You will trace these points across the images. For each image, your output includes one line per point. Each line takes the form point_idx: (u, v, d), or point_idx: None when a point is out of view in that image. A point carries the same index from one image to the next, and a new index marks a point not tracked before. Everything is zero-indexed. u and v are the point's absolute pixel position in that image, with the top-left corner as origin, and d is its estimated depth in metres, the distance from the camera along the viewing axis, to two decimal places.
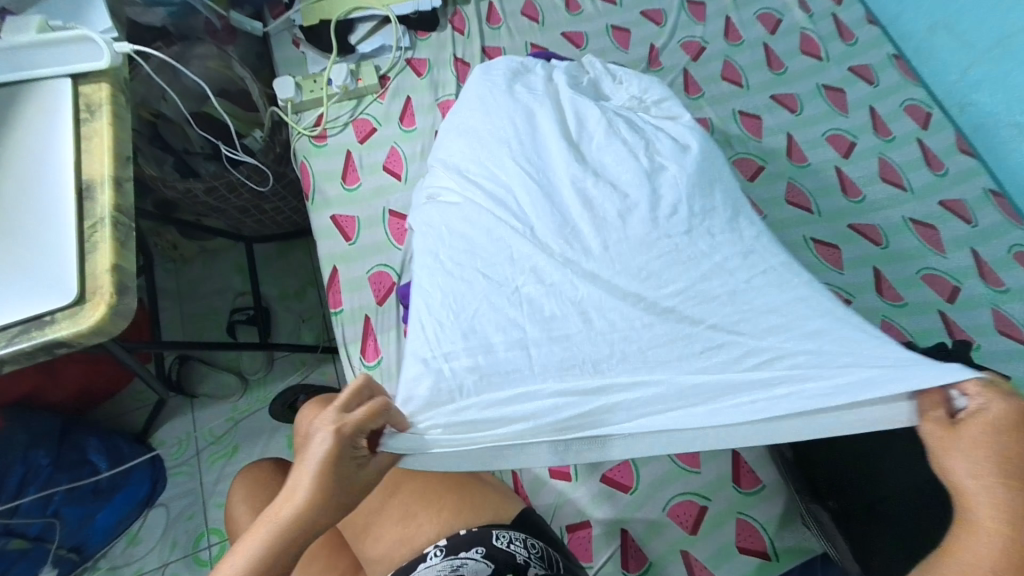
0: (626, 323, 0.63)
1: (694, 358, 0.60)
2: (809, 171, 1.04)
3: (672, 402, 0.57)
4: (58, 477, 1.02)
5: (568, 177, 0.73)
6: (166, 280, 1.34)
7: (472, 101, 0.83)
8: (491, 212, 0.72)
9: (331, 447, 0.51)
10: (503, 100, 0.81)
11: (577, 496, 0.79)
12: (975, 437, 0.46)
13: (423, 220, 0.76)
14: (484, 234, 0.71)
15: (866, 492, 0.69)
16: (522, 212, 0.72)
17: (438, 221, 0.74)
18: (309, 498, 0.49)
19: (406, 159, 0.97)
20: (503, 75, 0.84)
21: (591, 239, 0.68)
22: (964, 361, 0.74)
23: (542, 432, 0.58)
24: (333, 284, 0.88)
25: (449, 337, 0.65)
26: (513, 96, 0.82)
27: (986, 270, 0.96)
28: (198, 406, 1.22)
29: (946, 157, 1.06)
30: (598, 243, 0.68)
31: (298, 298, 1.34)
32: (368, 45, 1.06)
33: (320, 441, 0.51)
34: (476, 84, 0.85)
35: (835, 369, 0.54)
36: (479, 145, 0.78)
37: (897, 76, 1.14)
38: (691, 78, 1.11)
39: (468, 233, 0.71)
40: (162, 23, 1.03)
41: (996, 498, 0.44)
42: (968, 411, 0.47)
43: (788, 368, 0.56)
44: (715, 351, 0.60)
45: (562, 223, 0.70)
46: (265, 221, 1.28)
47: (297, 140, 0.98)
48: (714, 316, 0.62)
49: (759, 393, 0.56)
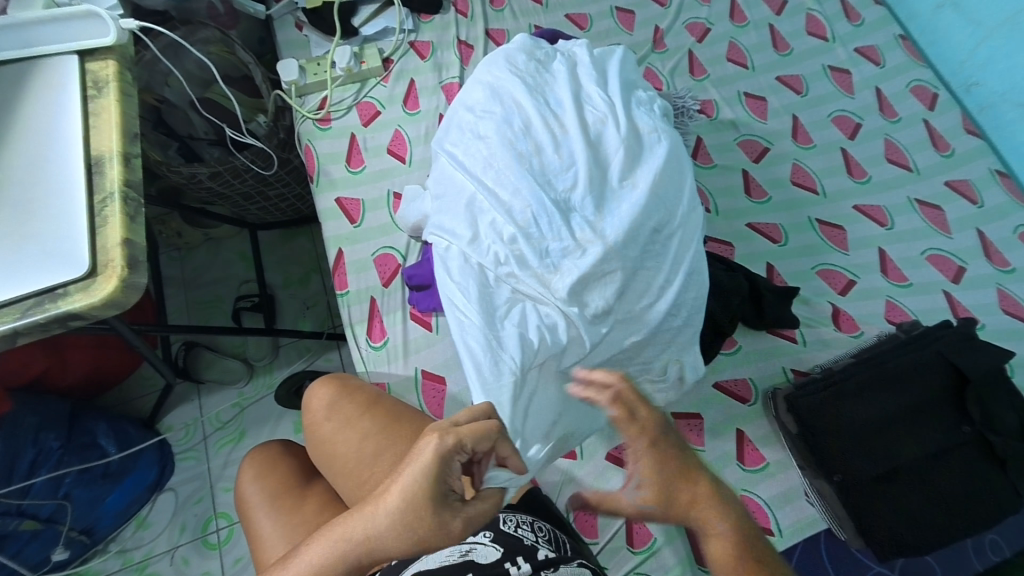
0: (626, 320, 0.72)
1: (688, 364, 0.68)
2: (814, 152, 1.03)
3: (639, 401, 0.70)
4: (67, 460, 1.02)
5: (569, 171, 0.74)
6: (171, 268, 1.34)
7: (485, 87, 0.82)
8: (497, 208, 0.74)
9: (431, 456, 0.51)
10: (517, 88, 0.79)
11: (583, 474, 0.80)
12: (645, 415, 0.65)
13: (436, 218, 0.78)
14: (492, 232, 0.73)
15: (875, 468, 0.70)
16: (526, 205, 0.73)
17: (450, 220, 0.76)
18: (398, 503, 0.52)
19: (410, 142, 0.97)
20: (517, 60, 0.82)
21: (589, 238, 0.71)
22: (970, 338, 0.75)
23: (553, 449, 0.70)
24: (338, 266, 0.89)
25: (487, 325, 0.70)
26: (527, 84, 0.80)
27: (991, 250, 0.96)
28: (204, 392, 1.23)
29: (952, 137, 1.06)
30: (596, 242, 0.70)
31: (302, 285, 1.35)
32: (370, 28, 1.05)
33: (432, 453, 0.51)
34: (489, 66, 0.83)
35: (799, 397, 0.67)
36: (491, 134, 0.77)
37: (904, 56, 1.13)
38: (695, 60, 1.10)
39: (479, 233, 0.74)
40: (164, 8, 1.02)
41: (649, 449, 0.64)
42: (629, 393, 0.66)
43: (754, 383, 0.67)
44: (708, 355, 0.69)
45: (563, 219, 0.71)
46: (269, 208, 1.27)
47: (301, 123, 0.98)
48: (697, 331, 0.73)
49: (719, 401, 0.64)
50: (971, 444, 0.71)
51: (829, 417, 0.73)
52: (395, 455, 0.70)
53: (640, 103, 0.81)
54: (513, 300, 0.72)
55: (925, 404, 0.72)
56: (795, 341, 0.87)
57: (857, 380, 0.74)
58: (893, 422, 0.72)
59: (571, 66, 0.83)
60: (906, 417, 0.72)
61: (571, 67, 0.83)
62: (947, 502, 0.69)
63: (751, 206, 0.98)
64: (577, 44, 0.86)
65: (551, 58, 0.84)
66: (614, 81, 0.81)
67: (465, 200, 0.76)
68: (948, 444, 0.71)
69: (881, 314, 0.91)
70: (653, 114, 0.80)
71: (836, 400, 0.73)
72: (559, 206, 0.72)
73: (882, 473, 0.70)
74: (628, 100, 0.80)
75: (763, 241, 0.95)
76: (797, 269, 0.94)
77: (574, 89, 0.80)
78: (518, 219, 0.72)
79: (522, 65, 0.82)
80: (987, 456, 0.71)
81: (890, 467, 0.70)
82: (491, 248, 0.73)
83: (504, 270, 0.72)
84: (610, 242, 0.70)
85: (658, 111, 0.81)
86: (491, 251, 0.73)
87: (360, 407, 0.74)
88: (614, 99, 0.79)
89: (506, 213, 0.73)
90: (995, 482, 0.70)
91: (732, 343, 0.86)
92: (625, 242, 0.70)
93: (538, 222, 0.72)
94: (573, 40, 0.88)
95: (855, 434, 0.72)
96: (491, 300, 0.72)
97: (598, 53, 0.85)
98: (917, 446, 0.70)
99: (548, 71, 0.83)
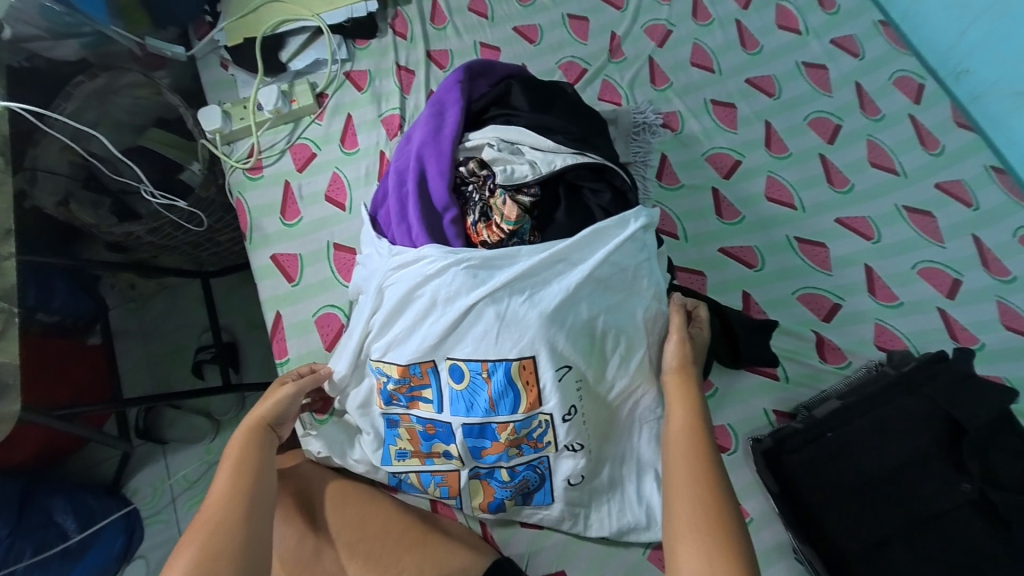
0: (486, 325, 0.61)
1: (533, 305, 0.60)
2: (790, 162, 0.95)
3: (526, 294, 0.60)
4: (20, 546, 0.94)
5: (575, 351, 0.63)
6: (127, 320, 1.28)
7: (395, 226, 0.66)
8: (453, 328, 0.61)
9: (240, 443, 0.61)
10: (429, 243, 0.62)
11: (553, 542, 0.75)
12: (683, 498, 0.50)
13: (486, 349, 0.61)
14: (450, 315, 0.61)
15: (875, 528, 0.62)
16: (481, 348, 0.61)
17: (495, 350, 0.61)
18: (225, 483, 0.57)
19: (349, 185, 0.90)
20: (446, 163, 0.64)
21: (485, 319, 0.60)
22: (966, 374, 0.67)
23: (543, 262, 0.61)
24: (276, 330, 0.82)
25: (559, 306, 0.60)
26: (452, 248, 0.62)
27: (989, 258, 0.88)
28: (170, 451, 1.18)
29: (941, 133, 0.97)
30: (505, 333, 0.60)
31: (264, 329, 1.29)
32: (301, 61, 0.97)
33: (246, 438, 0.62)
34: (411, 185, 0.65)
35: (544, 281, 0.61)
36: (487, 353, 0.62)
37: (885, 44, 1.04)
38: (656, 67, 1.01)
39: (476, 333, 0.61)
40: (79, 56, 0.94)
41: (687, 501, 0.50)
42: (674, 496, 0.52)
43: (541, 294, 0.60)
44: (523, 295, 0.60)
45: (482, 335, 0.61)
46: (221, 252, 1.19)
47: (230, 173, 0.91)
48: (522, 327, 0.60)
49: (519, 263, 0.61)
50: (968, 505, 0.63)
51: (715, 459, 0.53)
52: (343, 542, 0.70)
53: (580, 182, 0.66)
54: (483, 323, 0.61)
55: (907, 464, 0.65)
56: (776, 377, 0.81)
57: (838, 434, 0.66)
58: (877, 487, 0.64)
59: (496, 150, 0.65)
60: (894, 475, 0.64)
61: (488, 154, 0.65)
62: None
63: (722, 228, 0.90)
64: (478, 134, 0.68)
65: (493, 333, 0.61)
66: (516, 279, 0.60)
67: (432, 371, 0.64)
68: (941, 506, 0.63)
69: (870, 339, 0.83)
70: (602, 199, 0.66)
71: (722, 497, 0.49)
72: (500, 413, 0.63)
73: (869, 543, 0.62)
74: (563, 182, 0.66)
75: (737, 266, 0.88)
76: (776, 295, 0.86)
77: (497, 182, 0.63)
78: (460, 387, 0.64)
79: (450, 170, 0.65)
80: (991, 521, 0.62)
81: (882, 533, 0.62)
82: (463, 357, 0.62)
83: (472, 328, 0.61)
84: (508, 338, 0.60)
85: (606, 189, 0.66)
86: (447, 264, 0.60)
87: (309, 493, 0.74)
88: (543, 170, 0.64)
89: (446, 379, 0.64)
90: (1005, 551, 0.60)
91: (708, 385, 0.80)
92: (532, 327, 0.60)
93: (491, 402, 0.63)
94: (494, 118, 0.69)
95: (842, 501, 0.64)
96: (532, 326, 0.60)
97: (523, 118, 0.67)
98: (906, 511, 0.63)
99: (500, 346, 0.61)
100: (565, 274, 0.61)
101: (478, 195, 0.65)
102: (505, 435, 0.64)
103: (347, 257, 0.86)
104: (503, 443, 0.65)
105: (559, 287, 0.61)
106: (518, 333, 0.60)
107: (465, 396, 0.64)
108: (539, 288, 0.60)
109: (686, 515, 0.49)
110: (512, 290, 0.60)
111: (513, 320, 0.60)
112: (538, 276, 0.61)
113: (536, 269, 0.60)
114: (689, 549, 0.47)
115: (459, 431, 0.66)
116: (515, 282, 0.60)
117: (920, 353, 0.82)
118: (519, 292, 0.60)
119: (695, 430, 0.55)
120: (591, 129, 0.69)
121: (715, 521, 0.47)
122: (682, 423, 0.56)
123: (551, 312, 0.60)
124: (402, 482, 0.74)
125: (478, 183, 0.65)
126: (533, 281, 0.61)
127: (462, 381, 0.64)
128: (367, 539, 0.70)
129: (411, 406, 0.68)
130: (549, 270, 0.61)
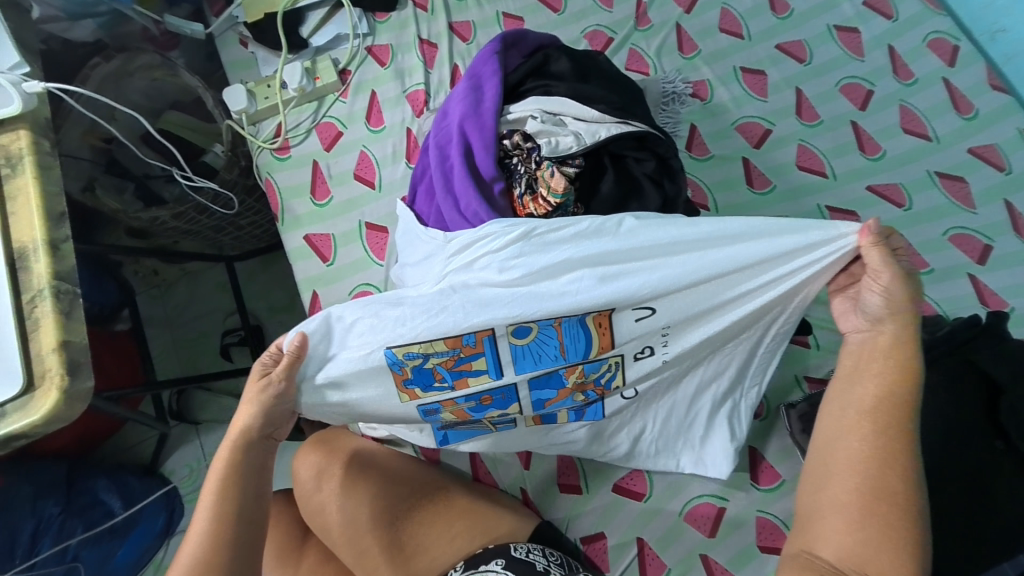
0: (554, 286, 0.59)
1: (597, 264, 0.59)
2: (820, 130, 0.93)
3: (589, 257, 0.59)
4: (71, 523, 0.98)
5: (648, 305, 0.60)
6: (153, 307, 1.30)
7: (441, 199, 0.66)
8: (520, 290, 0.59)
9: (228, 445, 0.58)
10: (491, 220, 0.62)
11: (591, 508, 0.77)
12: (845, 489, 0.51)
13: (558, 308, 0.59)
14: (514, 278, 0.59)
15: None
16: (554, 307, 0.59)
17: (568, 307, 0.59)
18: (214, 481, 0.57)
19: (377, 163, 0.89)
20: (490, 136, 0.64)
21: (546, 280, 0.59)
22: (998, 336, 0.68)
23: (605, 229, 0.60)
24: (314, 309, 0.84)
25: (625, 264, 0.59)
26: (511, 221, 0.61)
27: (1021, 223, 0.88)
28: (203, 431, 1.20)
29: (975, 96, 0.95)
30: (570, 289, 0.59)
31: (288, 312, 1.30)
32: (321, 37, 0.96)
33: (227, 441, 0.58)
34: (456, 159, 0.65)
35: (610, 243, 0.59)
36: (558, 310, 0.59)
37: (919, 4, 1.01)
38: (683, 35, 0.99)
39: (543, 292, 0.59)
40: (95, 37, 0.92)
41: (855, 488, 0.51)
42: (849, 468, 0.52)
43: (608, 255, 0.59)
44: (587, 255, 0.59)
45: (546, 295, 0.59)
46: (243, 236, 1.20)
47: (258, 153, 0.91)
48: (589, 283, 0.59)
49: (586, 229, 0.60)
50: (1008, 462, 0.65)
51: (906, 448, 0.51)
52: (396, 515, 0.74)
53: (623, 152, 0.66)
54: (548, 282, 0.59)
55: (949, 423, 0.67)
56: (806, 346, 0.82)
57: None
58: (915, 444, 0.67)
59: (540, 122, 0.64)
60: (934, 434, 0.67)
61: (531, 127, 0.65)
62: (998, 533, 0.62)
63: (753, 199, 0.90)
64: (517, 107, 0.67)
65: (560, 292, 0.59)
66: (579, 245, 0.59)
67: (488, 338, 0.61)
68: (975, 463, 0.65)
69: None
70: (646, 167, 0.67)
71: (912, 500, 0.49)
72: (569, 358, 0.63)
73: None
74: (607, 153, 0.66)
75: None
76: None
77: (543, 155, 0.63)
78: (525, 342, 0.61)
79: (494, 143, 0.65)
80: None
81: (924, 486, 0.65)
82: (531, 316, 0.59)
83: (538, 289, 0.59)
84: (577, 294, 0.59)
85: (650, 158, 0.67)
86: (508, 240, 0.60)
87: (346, 480, 0.75)
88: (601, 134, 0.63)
89: (507, 338, 0.61)
90: None
91: None
92: (599, 286, 0.59)
93: (561, 346, 0.62)
94: (531, 89, 0.68)
95: None
96: (595, 283, 0.59)
97: (563, 88, 0.66)
98: (950, 465, 0.65)
99: (567, 301, 0.59)
100: (636, 234, 0.59)
101: (523, 167, 0.66)
102: (572, 379, 0.65)
103: (379, 237, 0.86)
104: (569, 388, 0.67)
105: (618, 244, 0.59)
106: (586, 291, 0.59)
107: (530, 350, 0.62)
108: (605, 249, 0.59)
109: (853, 503, 0.50)
110: (577, 253, 0.59)
111: (576, 279, 0.59)
112: (598, 238, 0.59)
113: (601, 232, 0.60)
114: (838, 528, 0.50)
115: (525, 386, 0.65)
116: (582, 248, 0.59)
117: (949, 318, 0.83)
118: (584, 251, 0.59)
119: (887, 416, 0.53)
120: (631, 99, 0.68)
121: (888, 516, 0.49)
122: (874, 403, 0.53)
123: (616, 270, 0.59)
124: (449, 434, 0.74)
125: (523, 156, 0.66)
126: (593, 243, 0.59)
127: (526, 337, 0.61)
128: (417, 507, 0.74)
129: (459, 383, 0.64)
130: (618, 235, 0.59)
